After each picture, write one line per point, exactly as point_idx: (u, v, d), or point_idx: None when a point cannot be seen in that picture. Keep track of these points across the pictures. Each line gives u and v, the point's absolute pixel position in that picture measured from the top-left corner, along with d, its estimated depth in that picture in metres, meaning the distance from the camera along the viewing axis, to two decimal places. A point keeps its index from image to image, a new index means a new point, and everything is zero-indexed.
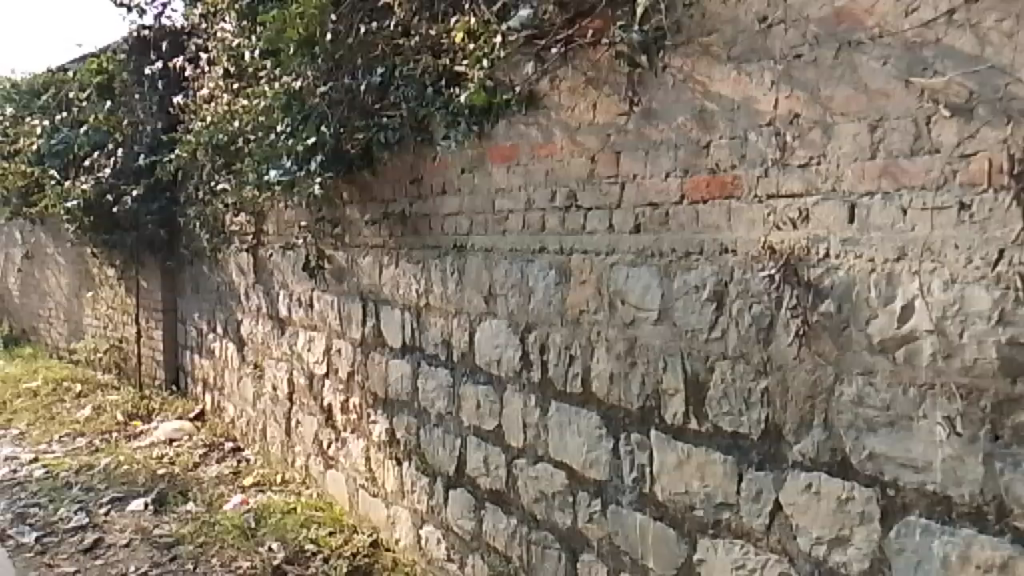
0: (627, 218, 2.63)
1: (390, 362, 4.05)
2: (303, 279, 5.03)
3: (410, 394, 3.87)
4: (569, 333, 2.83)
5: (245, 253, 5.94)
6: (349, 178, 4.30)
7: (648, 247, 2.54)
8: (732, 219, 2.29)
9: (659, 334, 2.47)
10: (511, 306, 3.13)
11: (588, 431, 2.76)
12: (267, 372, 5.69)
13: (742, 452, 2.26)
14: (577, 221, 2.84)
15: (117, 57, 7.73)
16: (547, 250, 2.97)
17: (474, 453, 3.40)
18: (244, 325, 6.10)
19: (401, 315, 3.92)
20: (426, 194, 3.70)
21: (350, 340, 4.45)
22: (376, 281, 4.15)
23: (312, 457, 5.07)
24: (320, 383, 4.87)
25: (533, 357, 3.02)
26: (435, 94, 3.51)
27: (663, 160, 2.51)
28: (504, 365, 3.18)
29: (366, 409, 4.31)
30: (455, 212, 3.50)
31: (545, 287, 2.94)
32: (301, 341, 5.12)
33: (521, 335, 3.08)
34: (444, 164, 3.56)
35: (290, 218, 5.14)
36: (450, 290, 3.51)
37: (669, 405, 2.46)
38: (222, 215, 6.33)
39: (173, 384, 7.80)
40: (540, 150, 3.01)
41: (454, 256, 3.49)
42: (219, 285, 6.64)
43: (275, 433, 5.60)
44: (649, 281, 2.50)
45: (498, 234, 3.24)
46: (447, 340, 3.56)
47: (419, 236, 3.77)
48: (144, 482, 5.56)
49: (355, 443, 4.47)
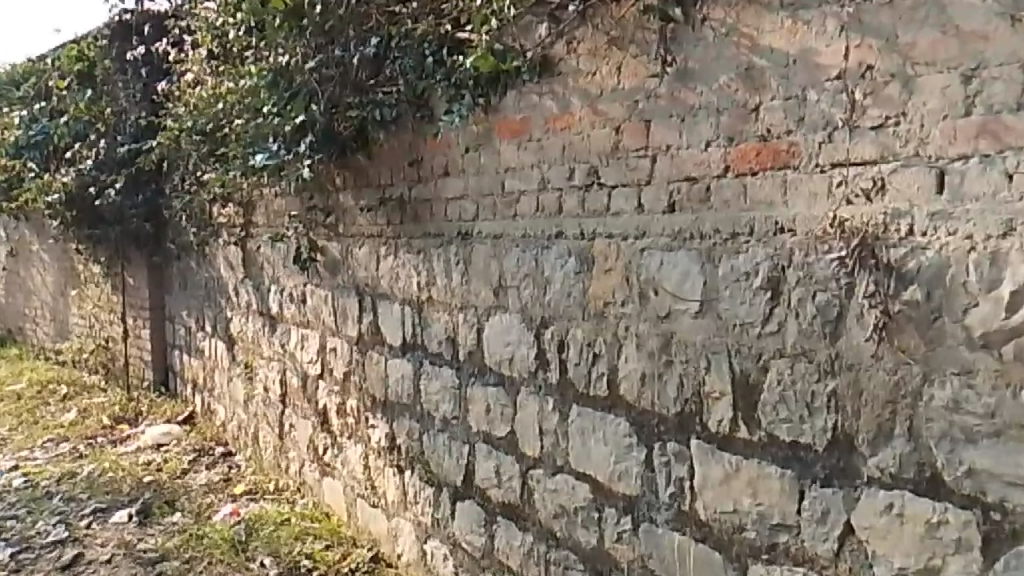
0: (659, 195, 2.30)
1: (389, 362, 3.71)
2: (294, 273, 4.69)
3: (412, 397, 3.54)
4: (592, 329, 2.50)
5: (234, 246, 5.60)
6: (342, 163, 3.96)
7: (685, 229, 2.21)
8: (788, 193, 1.95)
9: (700, 329, 2.14)
10: (523, 299, 2.80)
11: (616, 439, 2.43)
12: (258, 373, 5.35)
13: (803, 466, 1.93)
14: (599, 201, 2.50)
15: (98, 44, 7.38)
16: (565, 234, 2.63)
17: (483, 462, 3.07)
18: (234, 323, 5.77)
19: (401, 310, 3.59)
20: (427, 177, 3.36)
21: (346, 337, 4.12)
22: (372, 273, 3.81)
23: (306, 464, 4.73)
24: (315, 384, 4.53)
25: (551, 356, 2.68)
26: (436, 64, 3.17)
27: (702, 128, 2.18)
28: (518, 364, 2.85)
29: (364, 412, 3.98)
30: (459, 196, 3.17)
31: (564, 276, 2.61)
32: (293, 339, 4.78)
33: (536, 331, 2.74)
34: (446, 143, 3.22)
35: (280, 208, 4.79)
36: (455, 282, 3.17)
37: (713, 411, 2.13)
38: (209, 207, 5.99)
39: (162, 385, 7.46)
40: (555, 122, 2.68)
41: (459, 245, 3.15)
42: (207, 281, 6.30)
43: (267, 437, 5.27)
44: (687, 267, 2.17)
45: (508, 219, 2.90)
46: (452, 338, 3.23)
47: (419, 223, 3.43)
48: (130, 491, 5.22)
49: (352, 449, 4.14)
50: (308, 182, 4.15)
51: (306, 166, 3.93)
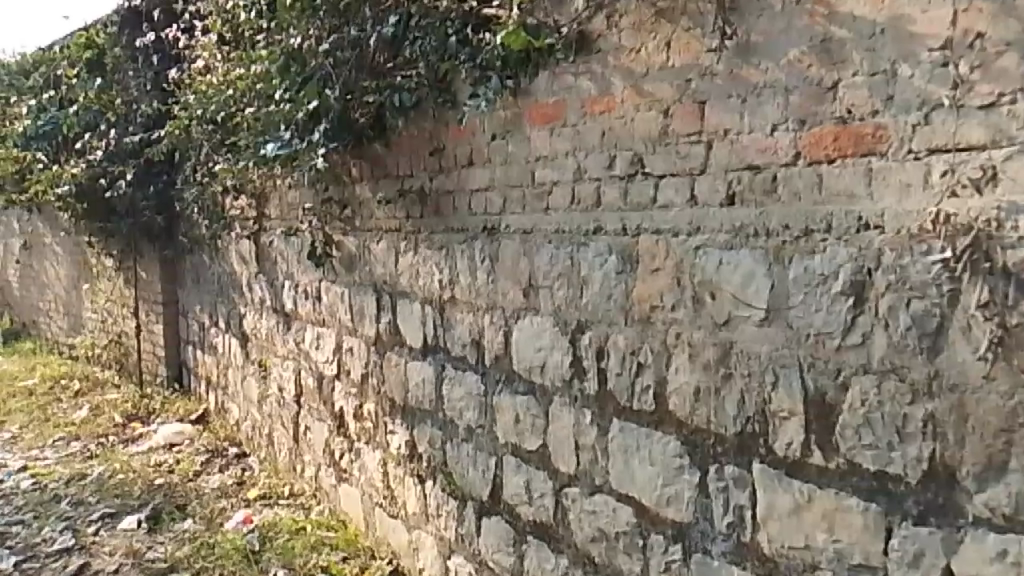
0: (715, 186, 2.03)
1: (408, 364, 3.47)
2: (309, 268, 4.46)
3: (433, 403, 3.30)
4: (636, 336, 2.24)
5: (246, 240, 5.38)
6: (358, 152, 3.72)
7: (747, 225, 1.95)
8: (874, 184, 1.69)
9: (766, 339, 1.88)
10: (557, 301, 2.54)
11: (664, 460, 2.18)
12: (272, 372, 5.14)
13: (892, 500, 1.67)
14: (645, 193, 2.24)
15: (108, 31, 7.18)
16: (604, 230, 2.37)
17: (512, 477, 2.82)
18: (248, 319, 5.55)
19: (421, 309, 3.34)
20: (450, 167, 3.11)
21: (363, 337, 3.88)
22: (390, 270, 3.57)
23: (322, 468, 4.51)
24: (331, 386, 4.31)
25: (588, 364, 2.42)
26: (459, 44, 2.92)
27: (768, 110, 1.91)
28: (550, 373, 2.59)
29: (382, 417, 3.74)
30: (484, 187, 2.91)
31: (603, 276, 2.35)
32: (308, 338, 4.56)
33: (571, 336, 2.49)
34: (471, 130, 2.96)
35: (294, 201, 4.56)
36: (481, 281, 2.92)
37: (781, 433, 1.87)
38: (221, 198, 5.78)
39: (176, 382, 7.27)
40: (593, 106, 2.42)
41: (485, 241, 2.90)
42: (220, 275, 6.10)
43: (282, 439, 5.06)
44: (751, 269, 1.91)
45: (539, 213, 2.64)
46: (477, 341, 2.98)
47: (441, 217, 3.18)
48: (140, 495, 5.03)
49: (370, 456, 3.91)
50: (321, 172, 3.91)
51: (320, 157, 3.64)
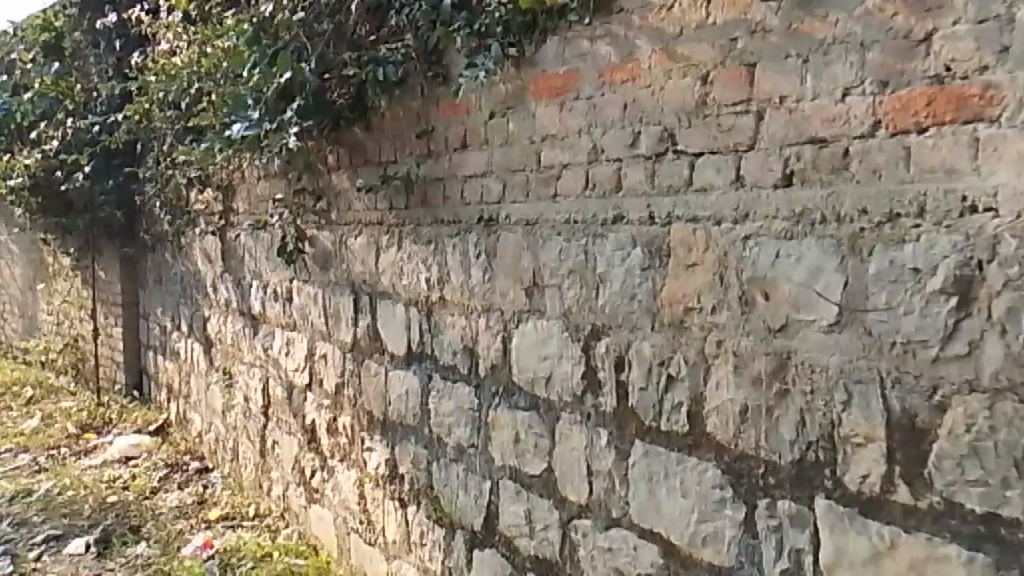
0: (768, 164, 1.70)
1: (389, 374, 3.10)
2: (278, 267, 4.07)
3: (418, 418, 2.93)
4: (666, 344, 1.89)
5: (212, 237, 4.98)
6: (336, 136, 3.34)
7: (810, 209, 1.61)
8: (981, 157, 1.36)
9: (836, 348, 1.55)
10: (567, 302, 2.19)
11: (700, 492, 1.84)
12: (238, 381, 4.73)
13: (1007, 550, 1.33)
14: (677, 173, 1.90)
15: (66, 13, 6.73)
16: (626, 219, 2.02)
17: (510, 505, 2.46)
18: (212, 323, 5.14)
19: (405, 312, 2.97)
20: (440, 150, 2.75)
21: (338, 343, 3.50)
22: (370, 268, 3.20)
23: (291, 486, 4.11)
24: (302, 397, 3.92)
25: (604, 376, 2.07)
26: (454, 10, 2.57)
27: (838, 72, 1.58)
28: (557, 386, 2.23)
29: (358, 432, 3.36)
30: (480, 173, 2.55)
31: (625, 273, 2.00)
32: (277, 343, 4.16)
33: (584, 343, 2.14)
34: (466, 109, 2.61)
35: (263, 193, 4.17)
36: (475, 281, 2.56)
37: (856, 464, 1.53)
38: (185, 192, 5.37)
39: (135, 389, 6.81)
40: (612, 75, 2.08)
41: (480, 234, 2.54)
42: (183, 275, 5.68)
43: (247, 453, 4.65)
44: (819, 263, 1.57)
45: (545, 200, 2.29)
46: (470, 348, 2.61)
47: (429, 207, 2.81)
48: (90, 514, 4.58)
49: (345, 475, 3.52)
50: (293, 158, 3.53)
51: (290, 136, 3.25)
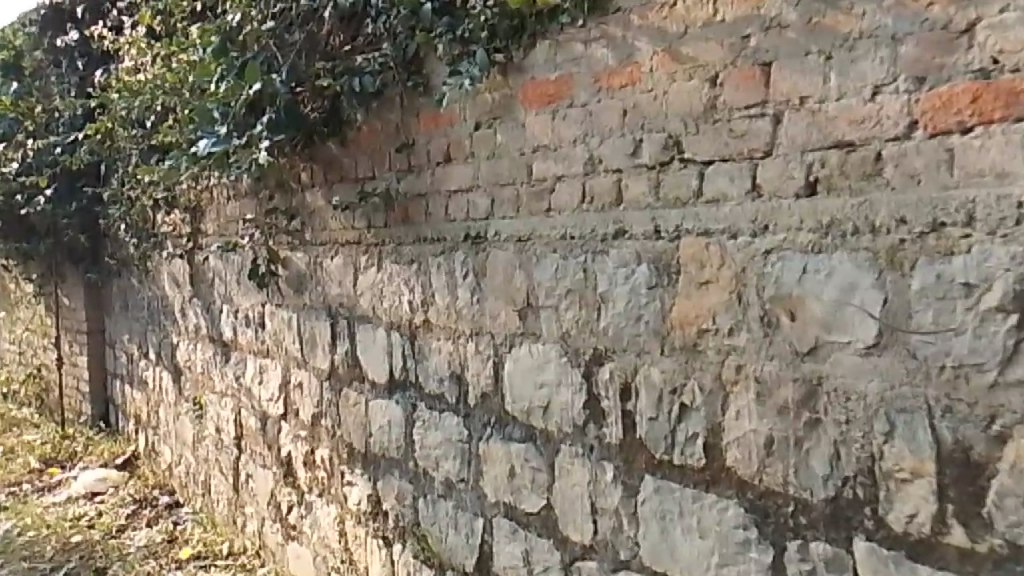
0: (789, 171, 1.55)
1: (370, 403, 2.90)
2: (250, 291, 3.86)
3: (402, 450, 2.73)
4: (678, 369, 1.73)
5: (179, 260, 4.76)
6: (311, 151, 3.16)
7: (839, 220, 1.45)
8: None
9: (875, 373, 1.39)
10: (565, 325, 2.02)
11: (720, 533, 1.67)
12: (209, 412, 4.49)
13: None
14: (685, 184, 1.74)
15: (25, 31, 6.50)
16: (629, 233, 1.85)
17: (505, 545, 2.27)
18: (181, 350, 4.90)
19: (386, 336, 2.78)
20: (421, 164, 2.58)
21: (315, 371, 3.30)
22: (348, 290, 3.01)
23: (266, 522, 3.88)
24: (277, 428, 3.70)
25: (609, 406, 1.90)
26: (436, 14, 2.41)
27: (866, 68, 1.44)
28: (556, 416, 2.06)
29: (338, 465, 3.16)
30: (466, 188, 2.38)
31: (629, 293, 1.83)
32: (249, 371, 3.94)
33: (585, 369, 1.97)
34: (449, 120, 2.44)
35: (233, 213, 3.97)
36: (462, 302, 2.38)
37: (902, 502, 1.37)
38: (151, 214, 5.15)
39: (101, 421, 6.52)
40: (609, 79, 1.93)
41: (467, 252, 2.37)
42: (150, 301, 5.44)
43: (219, 487, 4.41)
44: (853, 279, 1.42)
45: (538, 215, 2.13)
46: (458, 375, 2.43)
47: (411, 225, 2.63)
48: (52, 556, 4.30)
49: (324, 511, 3.30)
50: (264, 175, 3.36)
51: (261, 150, 3.08)
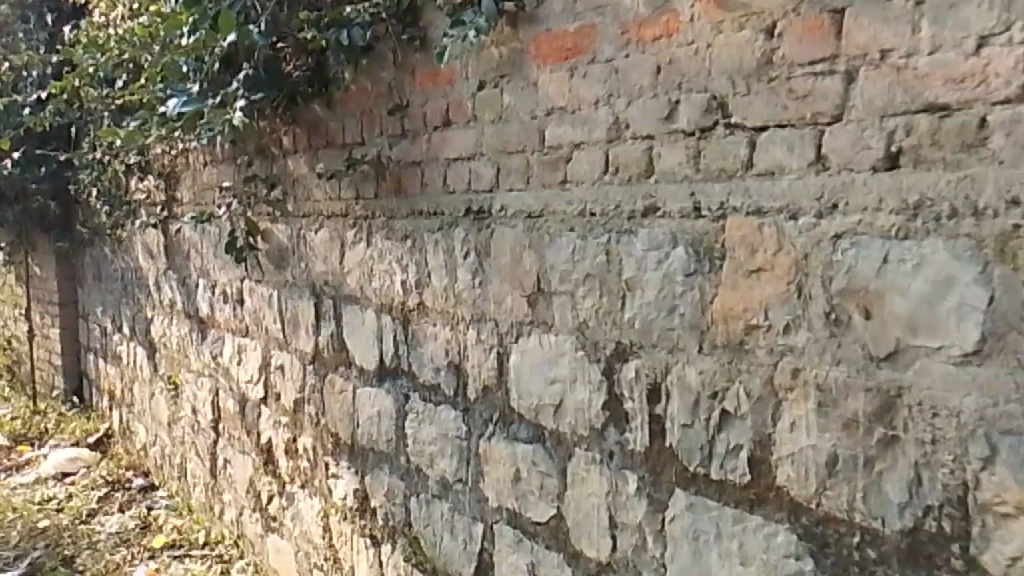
0: (865, 141, 1.29)
1: (357, 392, 2.65)
2: (227, 264, 3.57)
3: (392, 444, 2.49)
4: (719, 370, 1.48)
5: (154, 230, 4.46)
6: (295, 112, 2.87)
7: (931, 200, 1.21)
8: None
9: (972, 386, 1.16)
10: (582, 314, 1.77)
11: (766, 562, 1.43)
12: (184, 392, 4.23)
13: None
14: (732, 154, 1.49)
15: None
16: (662, 210, 1.60)
17: (508, 555, 2.04)
18: (156, 325, 4.62)
19: (376, 319, 2.52)
20: (416, 127, 2.30)
21: (297, 353, 3.03)
22: (334, 267, 2.74)
23: (244, 511, 3.64)
24: (257, 413, 3.45)
25: (633, 408, 1.66)
26: None
27: (969, 15, 1.17)
28: (569, 417, 1.82)
29: (321, 455, 2.91)
30: (467, 156, 2.11)
31: (661, 280, 1.58)
32: (227, 350, 3.67)
33: (605, 365, 1.72)
34: (449, 78, 2.17)
35: (210, 180, 3.67)
36: (463, 285, 2.13)
37: (1002, 540, 1.14)
38: (124, 179, 4.83)
39: (75, 396, 6.23)
40: (640, 31, 1.65)
41: (469, 228, 2.10)
42: (124, 273, 5.14)
43: (196, 471, 4.15)
44: (949, 271, 1.18)
45: (551, 188, 1.86)
46: (456, 365, 2.18)
47: (404, 195, 2.36)
48: (17, 543, 4.04)
49: (307, 504, 3.06)
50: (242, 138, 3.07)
51: (236, 111, 2.77)
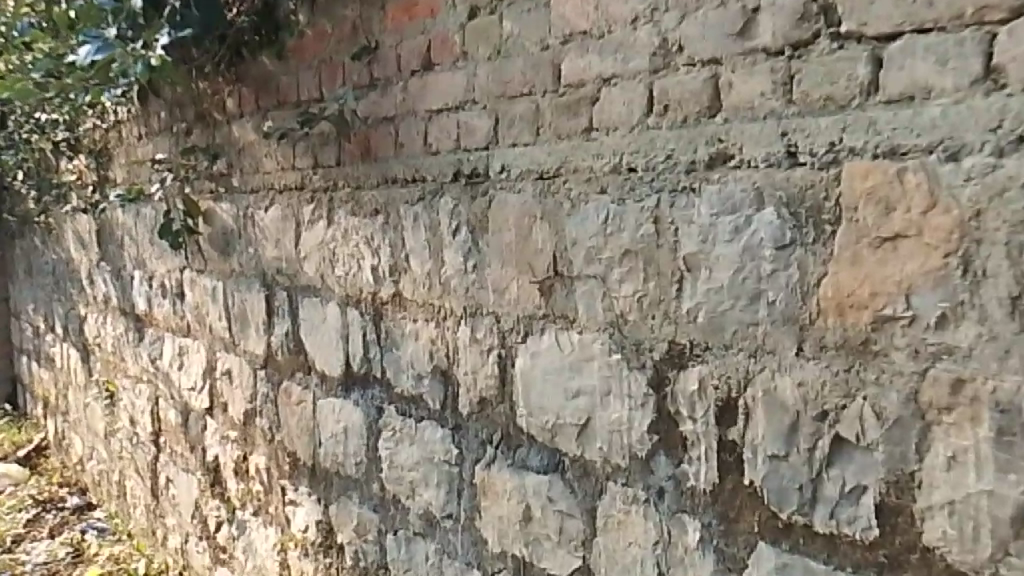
0: None
1: (318, 404, 2.18)
2: (165, 253, 3.06)
3: (362, 469, 2.02)
4: (831, 381, 1.05)
5: (85, 216, 3.92)
6: (240, 68, 2.38)
7: None
8: None
9: None
10: (617, 306, 1.32)
11: None
12: (122, 401, 3.70)
13: None
14: (846, 76, 1.04)
15: None
16: (737, 160, 1.15)
17: None
18: (90, 325, 4.08)
19: (340, 314, 2.05)
20: (387, 72, 1.83)
21: (246, 356, 2.54)
22: (288, 251, 2.26)
23: (190, 539, 3.13)
24: (202, 426, 2.95)
25: (695, 432, 1.22)
26: None
27: None
28: (600, 441, 1.37)
29: (277, 478, 2.43)
30: (455, 105, 1.64)
31: (738, 256, 1.14)
32: (166, 353, 3.16)
33: (653, 373, 1.27)
34: (430, 7, 1.69)
35: (144, 155, 3.15)
36: (451, 269, 1.67)
37: None
38: (52, 160, 4.26)
39: (7, 403, 5.64)
40: None
41: (459, 196, 1.64)
42: (55, 265, 4.57)
43: (135, 490, 3.63)
44: None
45: (570, 138, 1.40)
46: (443, 372, 1.72)
47: (374, 159, 1.89)
48: None
49: (260, 535, 2.58)
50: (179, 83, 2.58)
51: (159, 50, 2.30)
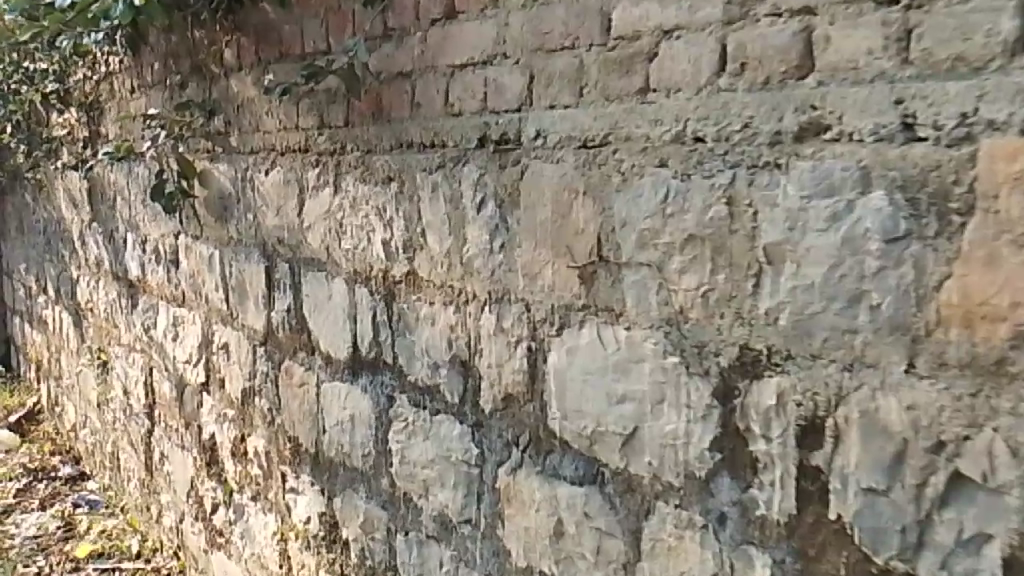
0: None
1: (321, 388, 2.00)
2: (159, 217, 2.86)
3: (369, 462, 1.85)
4: (951, 406, 0.86)
5: (76, 173, 3.70)
6: (240, 15, 2.16)
7: None
8: None
9: None
10: (676, 301, 1.13)
11: None
12: (115, 369, 3.53)
13: None
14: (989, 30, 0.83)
15: None
16: (836, 131, 0.95)
17: None
18: (82, 288, 3.89)
19: (347, 292, 1.86)
20: (403, 20, 1.61)
21: (244, 331, 2.36)
22: (290, 219, 2.06)
23: (186, 518, 2.98)
24: (197, 401, 2.77)
25: (770, 453, 1.04)
26: None
27: None
28: (648, 455, 1.19)
29: (276, 463, 2.26)
30: (482, 60, 1.43)
31: (835, 249, 0.94)
32: (161, 323, 2.98)
33: (718, 380, 1.08)
34: None
35: (137, 109, 2.93)
36: (475, 248, 1.47)
37: None
38: (41, 112, 4.03)
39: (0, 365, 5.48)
40: None
41: (486, 165, 1.44)
42: (46, 224, 4.37)
43: (129, 463, 3.48)
44: None
45: (621, 100, 1.19)
46: (463, 363, 1.54)
47: (387, 119, 1.68)
48: None
49: (259, 521, 2.42)
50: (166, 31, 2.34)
51: None
